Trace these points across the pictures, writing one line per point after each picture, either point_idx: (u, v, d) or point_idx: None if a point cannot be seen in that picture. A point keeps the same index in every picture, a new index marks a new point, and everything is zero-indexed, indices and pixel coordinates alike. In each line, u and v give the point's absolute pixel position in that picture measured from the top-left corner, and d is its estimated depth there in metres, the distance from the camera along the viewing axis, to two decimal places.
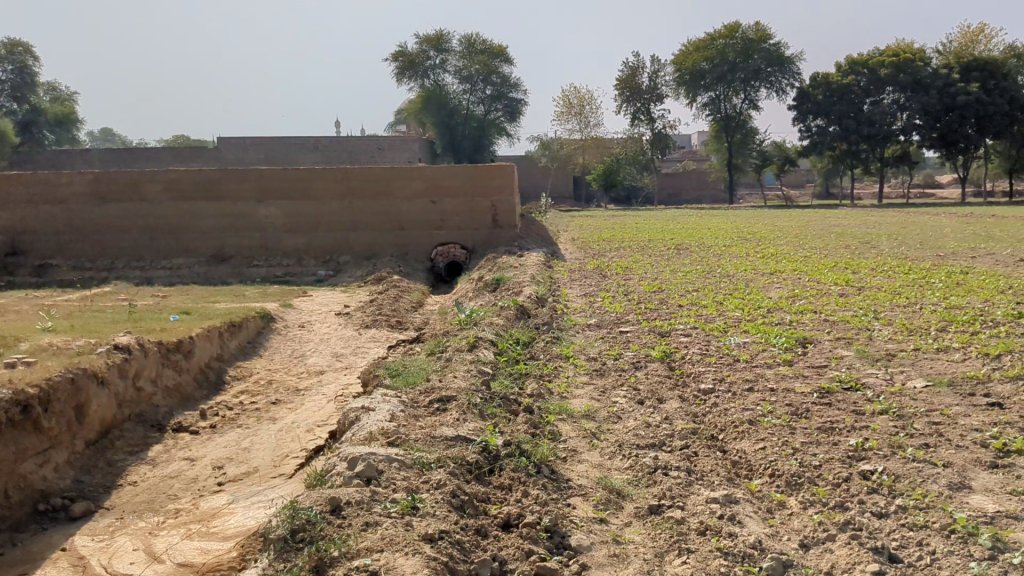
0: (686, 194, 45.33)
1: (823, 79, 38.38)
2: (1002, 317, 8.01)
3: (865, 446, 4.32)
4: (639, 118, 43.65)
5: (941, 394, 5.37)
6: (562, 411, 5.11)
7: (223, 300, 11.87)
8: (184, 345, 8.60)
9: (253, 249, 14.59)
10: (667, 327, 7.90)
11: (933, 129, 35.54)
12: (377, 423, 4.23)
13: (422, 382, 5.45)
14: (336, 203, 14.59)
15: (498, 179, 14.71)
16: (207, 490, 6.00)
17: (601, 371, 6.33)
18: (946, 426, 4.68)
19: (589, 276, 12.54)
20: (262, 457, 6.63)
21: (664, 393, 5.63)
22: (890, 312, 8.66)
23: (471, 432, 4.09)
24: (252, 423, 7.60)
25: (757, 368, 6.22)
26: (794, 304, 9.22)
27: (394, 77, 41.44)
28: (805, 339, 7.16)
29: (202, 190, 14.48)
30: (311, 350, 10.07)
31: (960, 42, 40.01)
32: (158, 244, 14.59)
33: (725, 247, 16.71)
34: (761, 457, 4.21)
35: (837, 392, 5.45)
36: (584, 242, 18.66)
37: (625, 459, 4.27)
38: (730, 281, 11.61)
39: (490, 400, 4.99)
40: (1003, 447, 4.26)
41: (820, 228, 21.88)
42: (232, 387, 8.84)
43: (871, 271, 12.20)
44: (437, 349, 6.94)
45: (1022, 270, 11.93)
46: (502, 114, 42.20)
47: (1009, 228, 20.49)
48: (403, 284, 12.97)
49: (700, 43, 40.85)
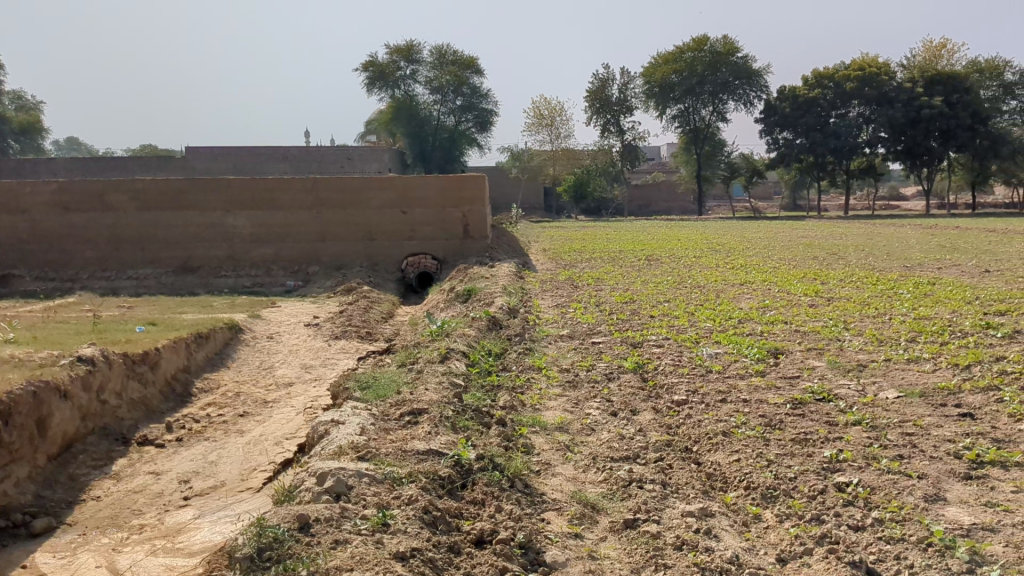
0: (656, 205, 45.57)
1: (790, 93, 38.72)
2: (970, 327, 8.08)
3: (840, 457, 4.30)
4: (609, 129, 43.82)
5: (913, 405, 5.38)
6: (535, 423, 5.05)
7: (190, 311, 11.69)
8: (150, 357, 8.45)
9: (220, 260, 14.42)
10: (640, 338, 7.87)
11: (897, 142, 36.06)
12: (347, 437, 4.14)
13: (393, 394, 5.37)
14: (305, 213, 14.47)
15: (469, 190, 14.69)
16: (172, 505, 5.88)
17: (574, 383, 6.28)
18: (919, 437, 4.68)
19: (560, 287, 12.53)
20: (229, 471, 6.51)
21: (637, 404, 5.59)
22: (859, 323, 8.71)
23: (443, 446, 4.01)
24: (219, 435, 7.47)
25: (729, 379, 6.20)
26: (765, 315, 9.25)
27: (365, 87, 41.31)
28: (776, 350, 7.17)
29: (168, 200, 14.29)
30: (280, 362, 9.94)
31: (924, 56, 40.62)
32: (123, 254, 14.36)
33: (695, 257, 16.80)
34: (736, 469, 4.18)
35: (811, 403, 5.44)
36: (556, 253, 18.65)
37: (599, 472, 4.22)
38: (701, 291, 11.64)
39: (463, 413, 4.92)
40: (976, 458, 4.26)
41: (788, 239, 22.07)
42: (199, 399, 8.70)
43: (839, 281, 12.32)
44: (408, 361, 6.86)
45: (987, 280, 12.09)
46: (473, 125, 42.11)
47: (973, 240, 20.78)
48: (374, 295, 12.87)
49: (669, 55, 41.12)
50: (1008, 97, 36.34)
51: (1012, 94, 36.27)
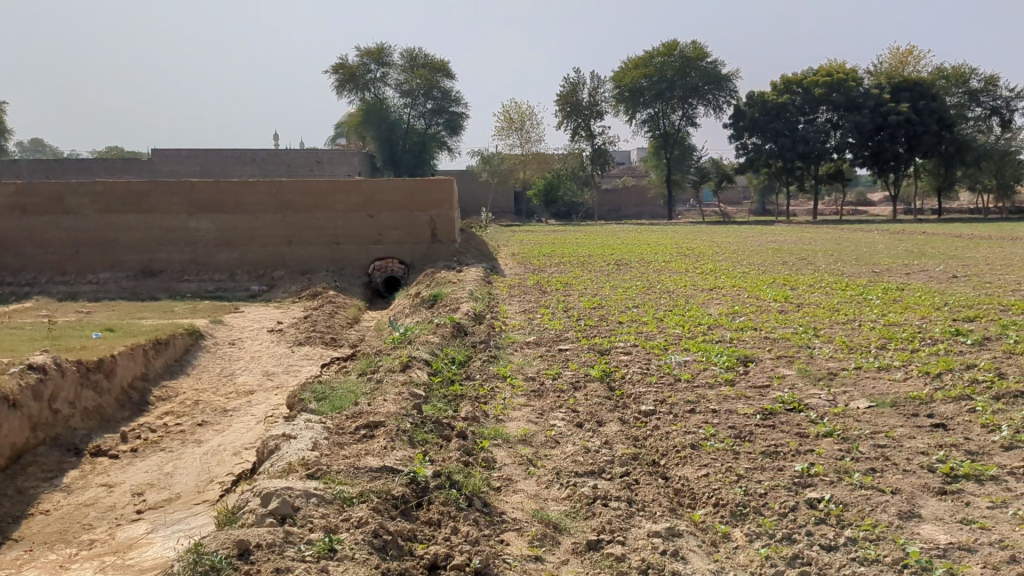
0: (626, 209, 45.66)
1: (759, 98, 38.81)
2: (940, 334, 8.01)
3: (811, 472, 4.16)
4: (579, 134, 43.74)
5: (884, 415, 5.26)
6: (498, 435, 4.87)
7: (150, 316, 11.39)
8: (105, 364, 8.19)
9: (183, 264, 14.11)
10: (607, 345, 7.72)
11: (865, 147, 36.21)
12: (298, 452, 3.94)
13: (351, 406, 5.17)
14: (270, 216, 14.21)
15: (437, 193, 14.51)
16: (124, 519, 5.62)
17: (539, 392, 6.11)
18: (891, 449, 4.56)
19: (528, 292, 12.37)
20: (185, 483, 6.27)
21: (603, 415, 5.42)
22: (829, 330, 8.61)
23: (398, 462, 3.82)
24: (176, 446, 7.21)
25: (699, 388, 6.05)
26: (734, 321, 9.13)
27: (335, 89, 40.93)
28: (746, 357, 7.04)
29: (130, 202, 13.97)
30: (241, 369, 9.69)
31: (891, 63, 40.98)
32: (82, 258, 14.00)
33: (664, 262, 16.73)
34: (704, 485, 4.02)
35: (780, 414, 5.31)
36: (525, 257, 18.49)
37: (562, 488, 4.05)
38: (670, 297, 11.52)
39: (421, 426, 4.73)
40: (950, 472, 4.14)
41: (757, 244, 22.09)
42: (157, 408, 8.43)
43: (808, 287, 12.26)
44: (369, 370, 6.65)
45: (955, 287, 12.08)
46: (443, 129, 42.01)
47: (941, 245, 20.84)
48: (339, 300, 12.64)
49: (639, 60, 41.14)
50: (973, 104, 36.67)
51: (976, 101, 36.61)
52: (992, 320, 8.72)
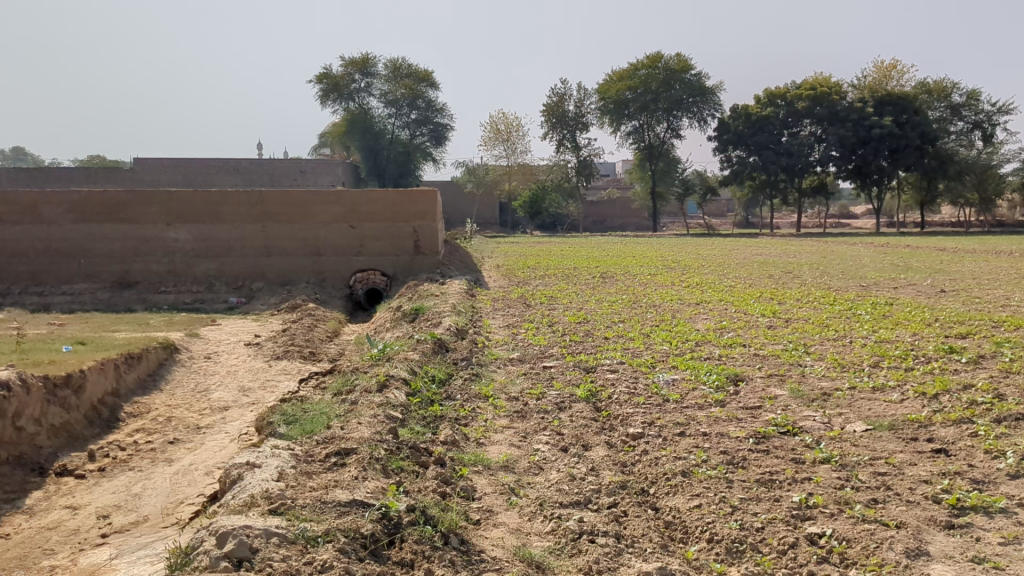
0: (611, 221, 45.64)
1: (742, 111, 38.82)
2: (934, 351, 7.79)
3: (810, 503, 3.93)
4: (564, 145, 43.58)
5: (883, 439, 5.03)
6: (477, 462, 4.60)
7: (124, 329, 11.07)
8: (74, 379, 7.87)
9: (160, 275, 13.77)
10: (593, 362, 7.47)
11: (848, 161, 36.27)
12: (262, 483, 3.68)
13: (323, 430, 4.88)
14: (249, 227, 13.91)
15: (419, 205, 14.28)
16: (88, 544, 5.30)
17: (522, 414, 5.84)
18: (893, 477, 4.33)
19: (512, 306, 12.12)
20: (154, 505, 5.96)
21: (589, 438, 5.17)
22: (820, 347, 8.38)
23: (368, 495, 3.55)
24: (145, 465, 6.89)
25: (688, 409, 5.80)
26: (723, 337, 8.89)
27: (319, 100, 40.56)
28: (736, 376, 6.79)
29: (106, 212, 13.64)
30: (216, 384, 9.37)
31: (875, 76, 41.13)
32: (57, 269, 13.63)
33: (650, 275, 16.56)
34: (698, 518, 3.77)
35: (774, 437, 5.07)
36: (510, 269, 18.24)
37: (545, 522, 3.79)
38: (657, 311, 11.30)
39: (397, 452, 4.45)
40: (957, 503, 3.90)
41: (741, 256, 21.99)
42: (128, 425, 8.10)
43: (797, 301, 12.06)
44: (344, 390, 6.36)
45: (944, 301, 11.92)
46: (428, 139, 41.90)
47: (926, 258, 20.75)
48: (319, 313, 12.33)
49: (624, 72, 41.11)
50: (955, 118, 36.78)
51: (959, 115, 36.72)
52: (985, 337, 8.54)
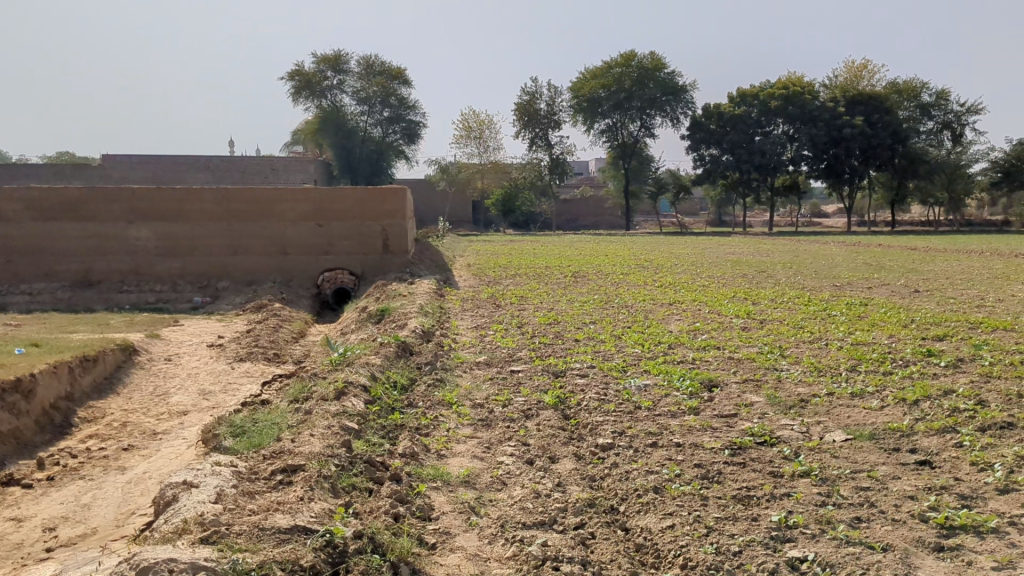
0: (583, 220, 45.43)
1: (715, 109, 38.70)
2: (911, 355, 7.58)
3: (790, 522, 3.69)
4: (537, 143, 43.33)
5: (863, 450, 4.80)
6: (437, 477, 4.32)
7: (81, 330, 10.66)
8: (24, 383, 7.48)
9: (122, 275, 13.33)
10: (562, 366, 7.20)
11: (820, 160, 36.32)
12: (199, 506, 3.38)
13: (272, 443, 4.58)
14: (214, 225, 13.50)
15: (389, 203, 13.97)
16: (30, 559, 4.93)
17: (487, 423, 5.56)
18: (876, 493, 4.09)
19: (482, 306, 11.85)
20: (104, 516, 5.60)
21: (556, 450, 4.90)
22: (796, 349, 8.16)
23: (313, 520, 3.25)
24: (96, 473, 6.51)
25: (661, 418, 5.53)
26: (697, 340, 8.64)
27: (290, 96, 39.93)
28: (710, 382, 6.53)
29: (65, 209, 13.14)
30: (175, 387, 9.00)
31: (846, 76, 41.24)
32: (15, 268, 13.15)
33: (622, 275, 16.32)
34: (670, 541, 3.53)
35: (751, 449, 4.81)
36: (481, 268, 17.98)
37: (507, 545, 3.53)
38: (629, 312, 11.05)
39: (349, 468, 4.15)
40: (946, 522, 3.67)
41: (713, 256, 21.81)
42: (81, 430, 7.72)
43: (771, 302, 11.84)
44: (301, 397, 6.06)
45: (919, 301, 11.78)
46: (400, 138, 41.49)
47: (899, 258, 20.64)
48: (285, 313, 11.98)
49: (597, 70, 40.93)
50: (925, 117, 36.87)
51: (929, 115, 36.86)
52: (963, 339, 8.36)
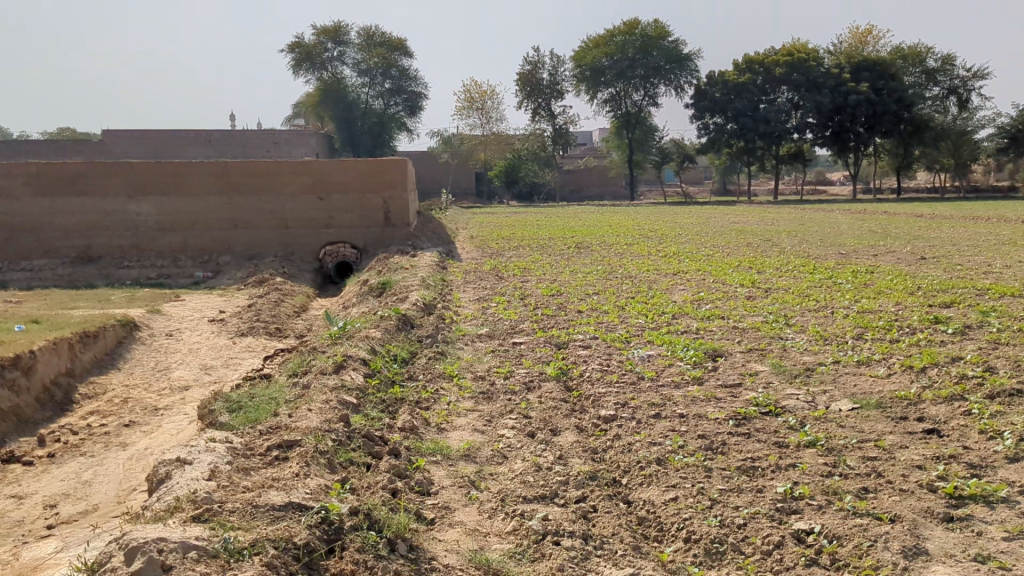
0: (588, 190, 45.20)
1: (720, 77, 38.39)
2: (918, 322, 7.49)
3: (795, 493, 3.62)
4: (540, 114, 43.05)
5: (870, 419, 4.72)
6: (436, 451, 4.24)
7: (82, 306, 10.59)
8: (23, 360, 7.41)
9: (123, 250, 13.26)
10: (565, 338, 7.12)
11: (825, 127, 36.02)
12: (192, 483, 3.31)
13: (269, 418, 4.52)
14: (214, 199, 13.39)
15: (390, 174, 13.81)
16: (32, 537, 4.86)
17: (488, 395, 5.49)
18: (883, 463, 4.01)
19: (485, 278, 11.75)
20: (105, 492, 5.55)
21: (558, 422, 4.83)
22: (800, 317, 8.07)
23: (307, 497, 3.18)
24: (97, 450, 6.45)
25: (664, 389, 5.46)
26: (701, 309, 8.55)
27: (291, 69, 39.63)
28: (713, 351, 6.46)
29: (65, 184, 13.03)
30: (177, 362, 8.94)
31: (851, 42, 40.84)
32: (16, 244, 13.10)
33: (626, 245, 16.19)
34: (674, 513, 3.46)
35: (756, 419, 4.74)
36: (484, 240, 17.87)
37: (507, 520, 3.46)
38: (633, 282, 10.95)
39: (347, 443, 4.08)
40: (954, 492, 3.59)
41: (718, 225, 21.66)
42: (82, 407, 7.66)
43: (776, 271, 11.72)
44: (299, 371, 5.99)
45: (925, 268, 11.67)
46: (402, 109, 41.21)
47: (904, 225, 20.46)
48: (287, 287, 11.91)
49: (600, 39, 40.59)
50: (931, 83, 36.53)
51: (935, 80, 36.51)
52: (970, 306, 8.25)
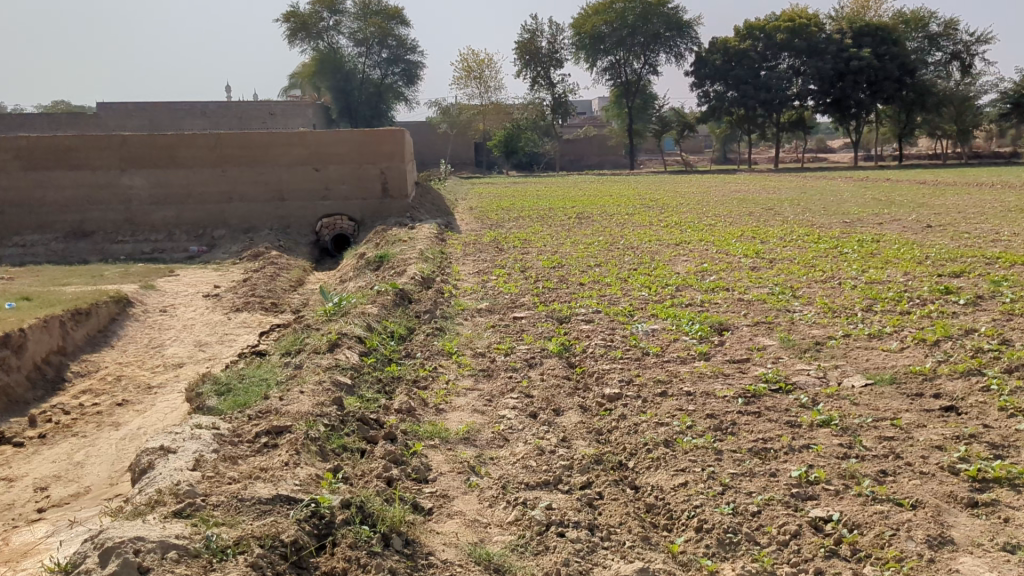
0: (587, 159, 44.83)
1: (721, 44, 37.95)
2: (929, 292, 7.29)
3: (811, 478, 3.44)
4: (539, 83, 42.62)
5: (886, 396, 4.54)
6: (435, 434, 4.07)
7: (74, 282, 10.38)
8: (14, 338, 7.17)
9: (117, 225, 13.04)
10: (566, 312, 6.93)
11: (827, 94, 35.62)
12: (175, 473, 3.15)
13: (261, 402, 4.34)
14: (208, 171, 13.15)
15: (388, 145, 13.53)
16: (21, 520, 4.64)
17: (488, 373, 5.31)
18: (901, 443, 3.83)
19: (485, 251, 11.54)
20: (98, 474, 5.33)
21: (561, 402, 4.66)
22: (808, 288, 7.88)
23: (296, 488, 3.02)
24: (90, 430, 6.23)
25: (670, 365, 5.28)
26: (705, 281, 8.36)
27: (287, 39, 39.13)
28: (720, 325, 6.27)
29: (56, 158, 12.77)
30: (171, 339, 8.74)
31: (852, 7, 40.32)
32: (7, 219, 12.87)
33: (627, 215, 15.95)
34: (684, 499, 3.30)
35: (766, 397, 4.56)
36: (484, 211, 17.64)
37: (508, 509, 3.29)
38: (635, 253, 10.76)
39: (341, 428, 3.91)
40: (978, 475, 3.41)
41: (719, 195, 21.42)
42: (75, 386, 7.46)
43: (780, 240, 11.52)
44: (293, 351, 5.80)
45: (932, 237, 11.45)
46: (400, 79, 40.72)
47: (908, 193, 20.20)
48: (283, 260, 11.69)
49: (600, 6, 40.07)
50: (934, 49, 36.14)
51: (937, 46, 36.09)
52: (981, 275, 8.05)
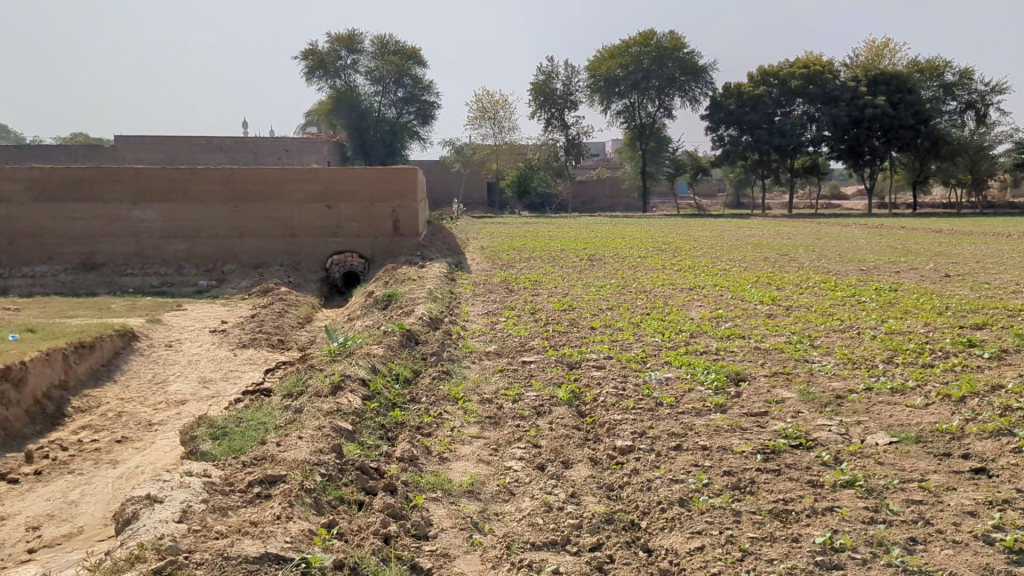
0: (600, 201, 44.82)
1: (735, 89, 38.03)
2: (952, 345, 7.07)
3: (836, 544, 3.23)
4: (553, 124, 42.81)
5: (911, 456, 4.32)
6: (436, 486, 3.87)
7: (80, 315, 10.25)
8: (14, 371, 7.01)
9: (127, 257, 12.93)
10: (577, 358, 6.72)
11: (840, 141, 35.56)
12: (160, 526, 2.98)
13: (258, 448, 4.16)
14: (221, 206, 13.07)
15: (400, 183, 13.45)
16: (10, 562, 4.44)
17: (495, 421, 5.11)
18: (932, 508, 3.61)
19: (495, 291, 11.38)
20: (93, 514, 5.11)
21: (570, 453, 4.46)
22: (826, 338, 7.68)
23: (286, 547, 2.85)
24: (86, 467, 6.03)
25: (684, 416, 5.08)
26: (720, 328, 8.17)
27: (304, 77, 39.43)
28: (736, 375, 6.06)
29: (68, 189, 12.72)
30: (175, 375, 8.57)
31: (866, 55, 40.43)
32: (17, 249, 12.79)
33: (639, 258, 15.79)
34: (698, 566, 3.10)
35: (785, 453, 4.36)
36: (495, 251, 17.49)
37: (512, 572, 3.09)
38: (647, 297, 10.58)
39: (338, 478, 3.72)
40: (1015, 546, 3.20)
41: (733, 239, 21.27)
42: (75, 421, 7.28)
43: (796, 287, 11.32)
44: (295, 392, 5.62)
45: (952, 287, 11.22)
46: (415, 119, 40.88)
47: (924, 241, 20.00)
48: (291, 297, 11.56)
49: (615, 50, 40.27)
50: (948, 97, 36.07)
51: (952, 95, 36.00)
52: (1004, 328, 7.84)
